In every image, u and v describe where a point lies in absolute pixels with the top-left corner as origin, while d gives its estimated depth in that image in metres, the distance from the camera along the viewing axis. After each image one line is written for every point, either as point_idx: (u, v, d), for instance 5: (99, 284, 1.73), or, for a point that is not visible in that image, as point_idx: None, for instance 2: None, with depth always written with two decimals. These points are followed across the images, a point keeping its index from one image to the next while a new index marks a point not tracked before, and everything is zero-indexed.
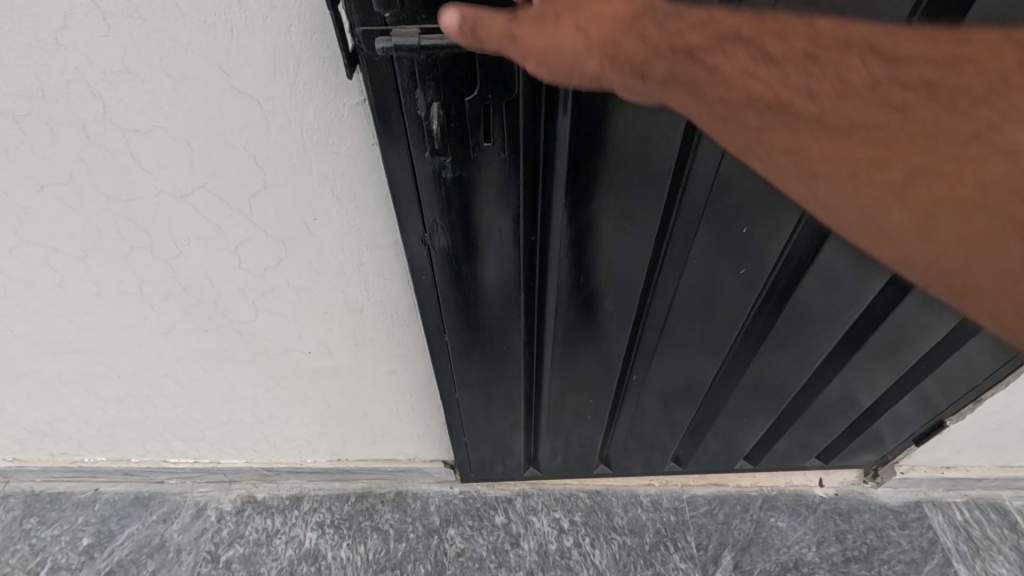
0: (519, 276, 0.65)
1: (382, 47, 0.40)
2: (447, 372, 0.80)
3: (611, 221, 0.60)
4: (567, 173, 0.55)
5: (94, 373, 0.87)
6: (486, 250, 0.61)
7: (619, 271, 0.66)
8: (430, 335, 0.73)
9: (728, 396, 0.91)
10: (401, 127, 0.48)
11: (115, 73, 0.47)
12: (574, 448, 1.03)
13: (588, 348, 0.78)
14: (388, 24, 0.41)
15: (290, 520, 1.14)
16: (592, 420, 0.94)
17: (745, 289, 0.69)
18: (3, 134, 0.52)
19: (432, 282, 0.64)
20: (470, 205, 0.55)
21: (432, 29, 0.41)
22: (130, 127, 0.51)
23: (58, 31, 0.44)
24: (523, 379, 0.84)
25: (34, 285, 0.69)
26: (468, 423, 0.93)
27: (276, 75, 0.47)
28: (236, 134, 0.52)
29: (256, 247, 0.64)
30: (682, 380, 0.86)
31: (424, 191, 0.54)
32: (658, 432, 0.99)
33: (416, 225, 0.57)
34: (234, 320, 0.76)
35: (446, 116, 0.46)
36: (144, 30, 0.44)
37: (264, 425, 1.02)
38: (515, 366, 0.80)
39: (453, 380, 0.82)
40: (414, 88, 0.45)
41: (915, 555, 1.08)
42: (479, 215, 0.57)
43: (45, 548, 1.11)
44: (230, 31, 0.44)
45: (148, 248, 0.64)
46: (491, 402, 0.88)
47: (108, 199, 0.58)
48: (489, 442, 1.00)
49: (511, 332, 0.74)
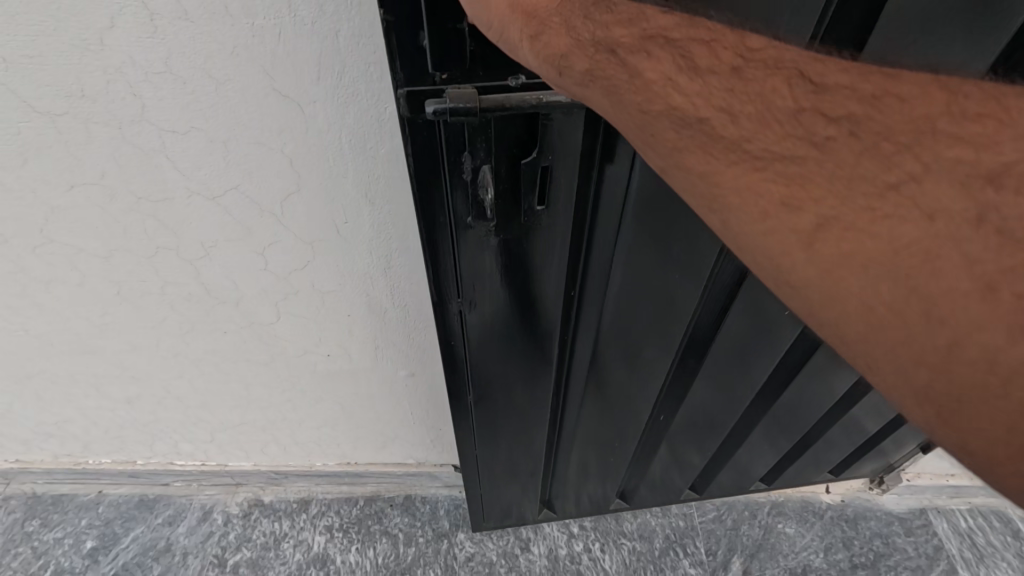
0: (551, 327, 0.66)
1: (431, 109, 0.40)
2: (470, 423, 0.78)
3: (647, 276, 0.60)
4: (607, 225, 0.56)
5: (108, 374, 0.86)
6: (520, 303, 0.61)
7: (651, 323, 0.66)
8: (455, 390, 0.72)
9: (747, 434, 0.91)
10: (445, 190, 0.48)
11: (158, 73, 0.46)
12: (591, 492, 1.02)
13: (613, 395, 0.78)
14: (438, 84, 0.40)
15: (297, 524, 1.13)
16: (612, 463, 0.93)
17: (774, 336, 0.69)
18: (37, 131, 0.51)
19: (462, 337, 0.64)
20: (507, 262, 0.56)
21: (489, 86, 0.41)
22: (168, 128, 0.51)
23: (104, 31, 0.44)
24: (545, 428, 0.83)
25: (54, 284, 0.69)
26: (485, 475, 0.90)
27: (320, 79, 0.47)
28: (273, 136, 0.52)
29: (283, 249, 0.64)
30: (705, 423, 0.86)
31: (462, 252, 0.54)
32: (676, 472, 0.98)
33: (452, 284, 0.57)
34: (255, 322, 0.75)
35: (497, 175, 0.47)
36: (191, 31, 0.44)
37: (275, 428, 1.02)
38: (538, 414, 0.80)
39: (475, 432, 0.80)
40: (463, 152, 0.45)
41: (921, 561, 1.09)
42: (517, 269, 0.57)
43: (48, 551, 1.10)
44: (278, 34, 0.44)
45: (174, 250, 0.64)
46: (511, 451, 0.86)
47: (139, 199, 0.58)
48: (502, 492, 0.97)
49: (538, 379, 0.73)
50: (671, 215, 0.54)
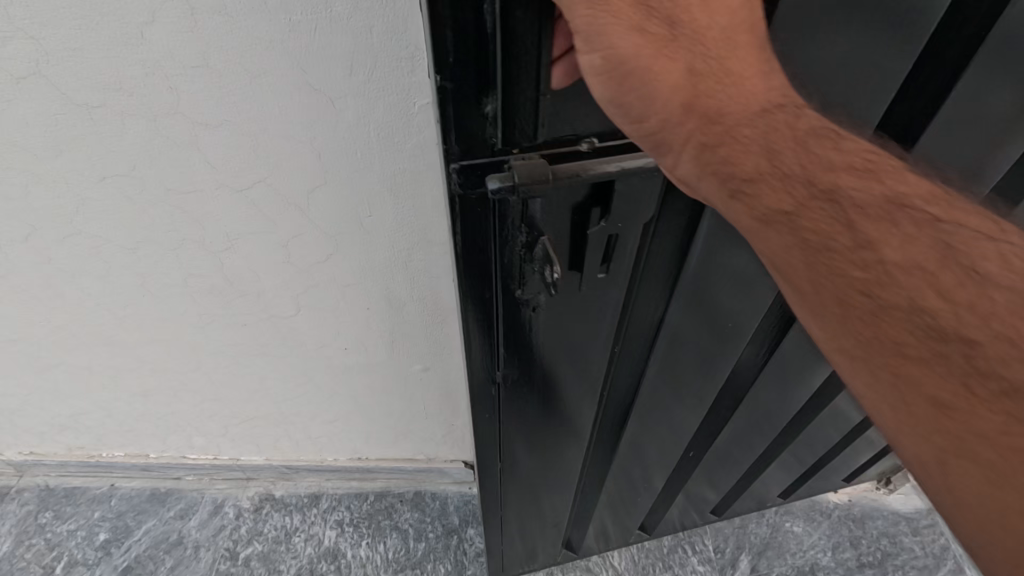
0: (590, 378, 0.65)
1: (493, 185, 0.39)
2: (502, 476, 0.76)
3: (687, 320, 0.62)
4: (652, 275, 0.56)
5: (126, 366, 0.87)
6: (562, 359, 0.61)
7: (685, 361, 0.68)
8: (490, 445, 0.70)
9: (766, 454, 0.94)
10: (498, 257, 0.47)
11: (193, 67, 0.48)
12: (614, 529, 1.00)
13: (644, 433, 0.78)
14: (496, 153, 0.39)
15: (308, 518, 1.14)
16: (637, 498, 0.93)
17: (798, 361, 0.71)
18: (71, 122, 0.52)
19: (502, 394, 0.63)
20: (554, 320, 0.55)
21: (550, 151, 0.40)
22: (200, 121, 0.52)
23: (144, 25, 0.45)
24: (574, 472, 0.82)
25: (79, 275, 0.70)
26: (511, 523, 0.88)
27: (351, 73, 0.48)
28: (302, 130, 0.53)
29: (306, 241, 0.65)
30: (727, 448, 0.88)
31: (510, 313, 0.53)
32: (699, 497, 0.99)
33: (498, 343, 0.56)
34: (274, 314, 0.76)
35: (551, 241, 0.46)
36: (228, 25, 0.45)
37: (288, 422, 1.02)
38: (568, 461, 0.78)
39: (506, 483, 0.78)
40: (520, 220, 0.44)
41: (928, 560, 1.10)
42: (563, 327, 0.57)
43: (61, 543, 1.11)
44: (312, 29, 0.45)
45: (199, 242, 0.65)
46: (538, 500, 0.84)
47: (167, 190, 0.59)
48: (525, 539, 0.94)
49: (573, 426, 0.72)
50: (711, 264, 0.55)
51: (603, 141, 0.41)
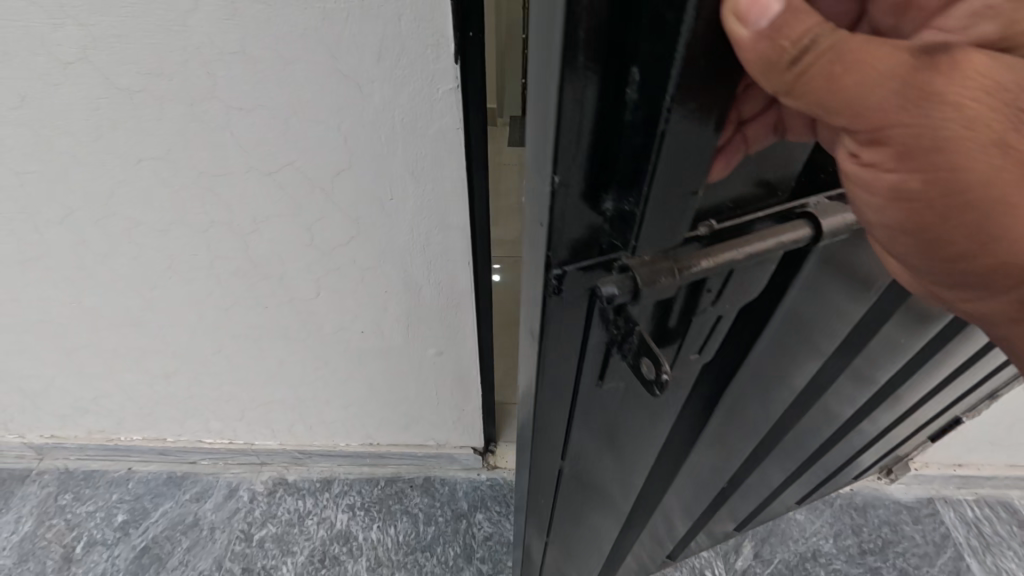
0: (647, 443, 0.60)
1: (611, 292, 0.33)
2: (544, 535, 0.71)
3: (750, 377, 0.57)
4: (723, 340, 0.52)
5: (149, 348, 0.90)
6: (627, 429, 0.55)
7: (739, 413, 0.64)
8: (538, 511, 0.65)
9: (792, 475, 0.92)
10: (588, 348, 0.41)
11: (232, 53, 0.51)
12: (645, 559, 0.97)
13: (688, 479, 0.74)
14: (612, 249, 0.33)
15: (320, 502, 1.17)
16: (669, 533, 0.90)
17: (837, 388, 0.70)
18: (113, 106, 0.55)
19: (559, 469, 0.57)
20: (627, 397, 0.50)
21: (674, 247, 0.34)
22: (234, 105, 0.55)
23: (187, 14, 0.48)
24: (615, 524, 0.77)
25: (111, 257, 0.73)
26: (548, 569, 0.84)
27: (380, 60, 0.51)
28: (331, 115, 0.56)
29: (330, 224, 0.68)
30: (759, 476, 0.86)
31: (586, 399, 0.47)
32: (724, 518, 0.97)
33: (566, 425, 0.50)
34: (295, 297, 0.79)
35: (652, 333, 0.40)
36: (266, 14, 0.48)
37: (303, 406, 1.05)
38: (612, 515, 0.73)
39: (547, 539, 0.73)
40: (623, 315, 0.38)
41: (928, 548, 1.12)
42: (638, 402, 0.51)
43: (81, 523, 1.14)
44: (345, 17, 0.48)
45: (226, 224, 0.68)
46: (577, 550, 0.79)
47: (200, 173, 0.62)
48: None
49: (623, 486, 0.67)
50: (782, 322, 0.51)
51: (719, 221, 0.36)
